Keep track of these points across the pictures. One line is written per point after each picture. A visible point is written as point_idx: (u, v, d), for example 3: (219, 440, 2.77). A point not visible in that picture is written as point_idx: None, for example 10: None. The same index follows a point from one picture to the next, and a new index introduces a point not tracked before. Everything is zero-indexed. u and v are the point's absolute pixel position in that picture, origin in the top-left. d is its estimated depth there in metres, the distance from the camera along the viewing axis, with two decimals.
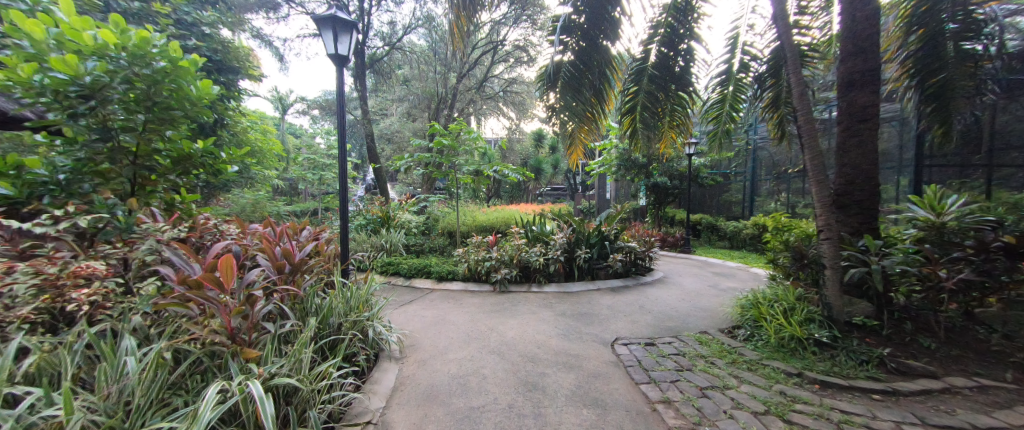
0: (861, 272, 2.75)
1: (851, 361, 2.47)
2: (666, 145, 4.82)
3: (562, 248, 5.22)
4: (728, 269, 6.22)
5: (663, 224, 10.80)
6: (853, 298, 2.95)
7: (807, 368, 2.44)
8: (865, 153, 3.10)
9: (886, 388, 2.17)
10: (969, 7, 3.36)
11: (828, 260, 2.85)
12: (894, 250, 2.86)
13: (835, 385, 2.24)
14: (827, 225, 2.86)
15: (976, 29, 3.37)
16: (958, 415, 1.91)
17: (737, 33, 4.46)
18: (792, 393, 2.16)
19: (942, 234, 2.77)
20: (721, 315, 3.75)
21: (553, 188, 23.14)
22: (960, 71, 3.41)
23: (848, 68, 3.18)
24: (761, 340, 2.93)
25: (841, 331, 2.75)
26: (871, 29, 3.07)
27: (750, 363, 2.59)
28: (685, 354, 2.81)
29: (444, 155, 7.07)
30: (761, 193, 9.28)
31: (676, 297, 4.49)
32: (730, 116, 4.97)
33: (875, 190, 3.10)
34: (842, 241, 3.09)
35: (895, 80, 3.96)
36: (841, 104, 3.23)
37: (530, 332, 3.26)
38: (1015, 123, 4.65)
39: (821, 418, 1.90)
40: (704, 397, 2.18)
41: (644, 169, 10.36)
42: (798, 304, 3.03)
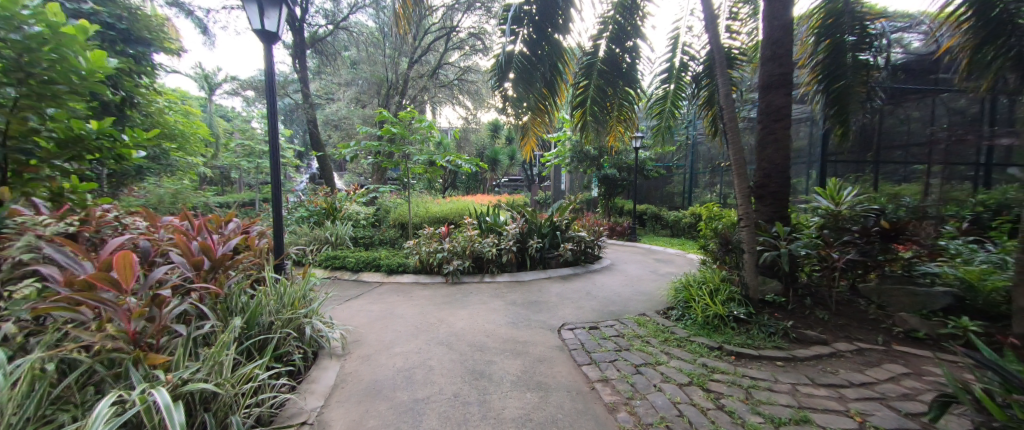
0: (772, 255, 3.10)
1: (762, 334, 2.81)
2: (614, 138, 5.03)
3: (514, 238, 5.30)
4: (668, 256, 6.70)
5: (613, 214, 11.33)
6: (767, 277, 3.32)
7: (726, 342, 2.73)
8: (779, 149, 3.47)
9: (787, 355, 2.49)
10: (865, 23, 3.83)
11: (746, 245, 3.17)
12: (799, 235, 3.25)
13: (747, 355, 2.53)
14: (746, 214, 3.18)
15: (869, 42, 3.88)
16: (840, 374, 2.25)
17: (677, 34, 4.75)
18: (712, 365, 2.40)
19: (836, 221, 3.20)
20: (658, 298, 4.05)
21: (510, 179, 23.32)
22: (856, 78, 3.94)
23: (767, 72, 3.52)
24: (690, 319, 3.20)
25: (756, 308, 3.09)
26: (785, 36, 3.40)
27: (680, 340, 2.83)
28: (624, 335, 3.00)
29: (395, 144, 6.81)
30: (699, 185, 10.06)
31: (620, 283, 4.76)
32: (671, 113, 5.29)
33: (787, 182, 3.49)
34: (759, 228, 3.46)
35: (806, 84, 4.44)
36: (761, 105, 3.58)
37: (480, 322, 3.29)
38: (896, 126, 5.50)
39: (734, 385, 2.14)
40: (637, 373, 2.35)
41: (595, 161, 10.85)
42: (722, 285, 3.34)
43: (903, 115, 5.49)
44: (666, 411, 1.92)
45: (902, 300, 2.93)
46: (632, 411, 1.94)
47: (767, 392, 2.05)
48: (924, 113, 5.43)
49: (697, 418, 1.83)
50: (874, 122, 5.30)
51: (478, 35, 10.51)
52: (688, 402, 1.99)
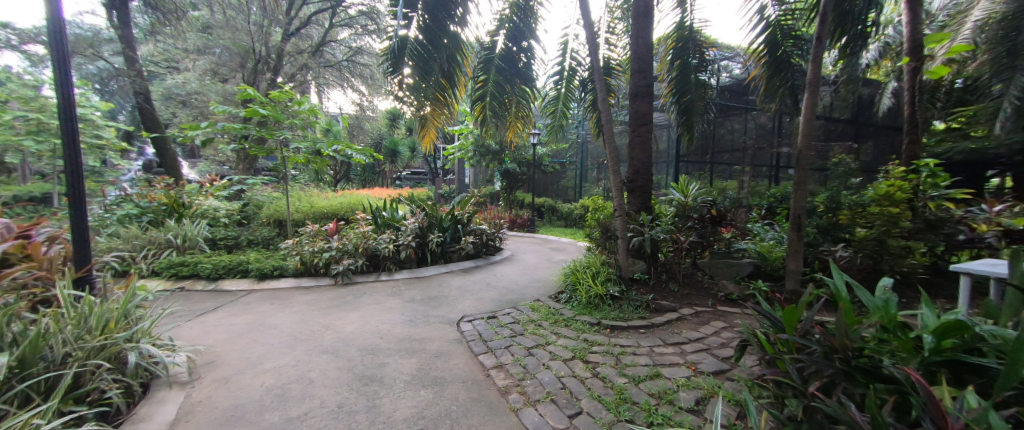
0: (639, 240, 3.64)
1: (630, 307, 3.29)
2: (513, 134, 5.21)
3: (413, 234, 5.09)
4: (561, 244, 7.29)
5: (514, 207, 11.81)
6: (635, 259, 3.89)
7: (603, 317, 3.11)
8: (644, 150, 4.06)
9: (648, 323, 2.98)
10: (703, 51, 4.75)
11: (620, 232, 3.66)
12: (659, 223, 3.90)
13: (619, 327, 2.94)
14: (619, 205, 3.65)
15: (707, 66, 4.83)
16: (682, 333, 2.78)
17: (566, 40, 5.15)
18: (592, 338, 2.72)
19: (685, 210, 3.92)
20: (551, 284, 4.39)
21: (412, 172, 22.31)
22: (698, 95, 4.87)
23: (635, 83, 4.08)
24: (576, 301, 3.56)
25: (627, 286, 3.60)
26: (647, 54, 3.99)
27: (567, 320, 3.12)
28: (519, 321, 3.17)
29: (265, 127, 5.77)
30: (589, 180, 11.17)
31: (518, 272, 5.00)
32: (562, 113, 5.73)
33: (650, 179, 4.12)
34: (630, 217, 4.03)
35: (664, 96, 5.27)
36: (631, 111, 4.14)
37: (373, 324, 3.07)
38: (725, 135, 6.99)
39: (608, 354, 2.46)
40: (529, 355, 2.50)
41: (497, 155, 11.13)
42: (601, 268, 3.79)
43: (729, 126, 7.00)
44: (551, 386, 2.08)
45: (724, 271, 3.77)
46: (523, 391, 2.06)
47: (632, 356, 2.41)
48: (741, 126, 7.02)
49: (577, 388, 2.04)
50: (711, 131, 6.63)
51: (369, 14, 9.65)
52: (569, 374, 2.20)
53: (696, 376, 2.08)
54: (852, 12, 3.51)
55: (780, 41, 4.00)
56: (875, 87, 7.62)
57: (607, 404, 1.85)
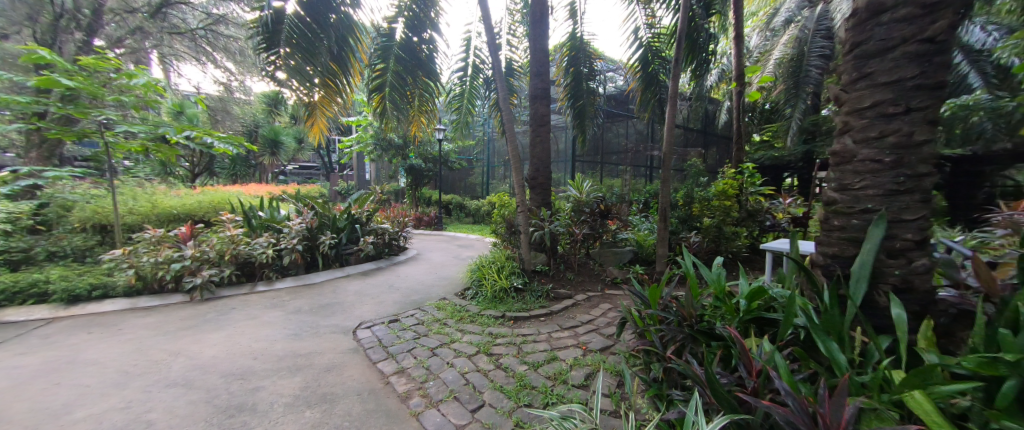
0: (540, 234, 3.88)
1: (532, 297, 3.48)
2: (417, 129, 5.01)
3: (299, 236, 4.49)
4: (469, 241, 7.32)
5: (420, 204, 11.41)
6: (537, 252, 4.14)
7: (507, 310, 3.23)
8: (544, 149, 4.31)
9: (548, 311, 3.19)
10: (593, 62, 5.26)
11: (522, 227, 3.82)
12: (557, 218, 4.20)
13: (522, 317, 3.08)
14: (521, 201, 3.80)
15: (595, 76, 5.37)
16: (576, 317, 3.05)
17: (469, 36, 5.14)
18: (496, 331, 2.79)
19: (579, 205, 4.31)
20: (458, 281, 4.36)
21: (300, 166, 19.73)
22: (588, 101, 5.39)
23: (534, 85, 4.30)
24: (481, 296, 3.61)
25: (529, 277, 3.79)
26: (544, 59, 4.23)
27: (472, 316, 3.14)
28: (423, 322, 3.06)
29: (75, 104, 4.37)
30: (496, 178, 11.42)
31: (423, 271, 4.84)
32: (468, 109, 5.72)
33: (549, 176, 4.39)
34: (533, 212, 4.25)
35: (561, 100, 5.69)
36: (531, 112, 4.36)
37: (243, 343, 2.61)
38: (612, 138, 7.90)
39: (511, 345, 2.55)
40: (432, 355, 2.44)
41: (400, 150, 10.56)
42: (506, 262, 3.92)
43: (615, 131, 7.94)
44: (454, 383, 2.07)
45: (610, 259, 4.27)
46: (424, 394, 1.99)
47: (532, 344, 2.55)
48: (624, 131, 8.02)
49: (479, 381, 2.07)
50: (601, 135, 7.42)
51: None
52: (473, 369, 2.21)
53: (586, 354, 2.31)
54: (700, 42, 4.31)
55: (650, 60, 4.69)
56: (716, 105, 9.52)
57: (508, 392, 1.92)
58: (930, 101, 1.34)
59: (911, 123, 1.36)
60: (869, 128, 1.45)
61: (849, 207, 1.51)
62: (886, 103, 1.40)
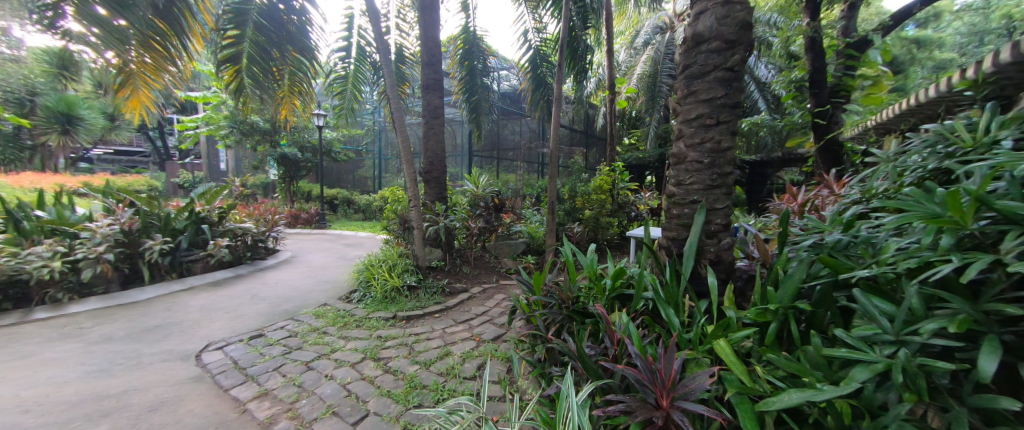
0: (434, 229, 3.78)
1: (426, 294, 3.38)
2: (287, 112, 4.32)
3: (110, 242, 3.45)
4: (357, 239, 6.70)
5: (297, 199, 9.95)
6: (432, 248, 4.03)
7: (399, 310, 3.06)
8: (437, 142, 4.20)
9: (442, 307, 3.14)
10: (486, 58, 5.32)
11: (416, 223, 3.64)
12: (453, 212, 4.15)
13: (414, 316, 2.96)
14: (414, 196, 3.63)
15: (489, 72, 5.45)
16: (471, 310, 3.08)
17: (352, 13, 4.63)
18: (386, 334, 2.61)
19: (475, 199, 4.37)
20: (342, 284, 3.95)
21: (114, 152, 15.07)
22: (483, 96, 5.46)
23: (425, 75, 4.13)
24: (370, 297, 3.35)
25: (423, 274, 3.66)
26: (434, 49, 4.09)
27: (358, 321, 2.88)
28: (296, 333, 2.67)
29: None
30: (389, 171, 10.56)
31: (299, 276, 4.23)
32: (353, 95, 5.18)
33: (444, 170, 4.29)
34: (427, 207, 4.12)
35: (455, 93, 5.63)
36: (423, 103, 4.19)
37: (4, 394, 1.86)
38: (506, 135, 8.17)
39: (401, 346, 2.43)
40: (307, 370, 2.15)
41: (267, 136, 8.98)
42: (397, 260, 3.71)
43: (509, 128, 8.23)
44: (333, 397, 1.86)
45: (504, 250, 4.43)
46: (295, 416, 1.74)
47: (424, 342, 2.47)
48: (517, 128, 8.38)
49: (364, 390, 1.91)
50: (496, 131, 7.59)
51: None
52: (357, 378, 2.03)
53: (480, 345, 2.35)
54: (580, 52, 4.76)
55: (539, 63, 4.98)
56: (594, 110, 10.73)
57: (396, 396, 1.82)
58: (731, 117, 1.76)
59: (720, 133, 1.76)
60: (695, 136, 1.82)
61: (683, 200, 1.87)
62: (705, 116, 1.78)
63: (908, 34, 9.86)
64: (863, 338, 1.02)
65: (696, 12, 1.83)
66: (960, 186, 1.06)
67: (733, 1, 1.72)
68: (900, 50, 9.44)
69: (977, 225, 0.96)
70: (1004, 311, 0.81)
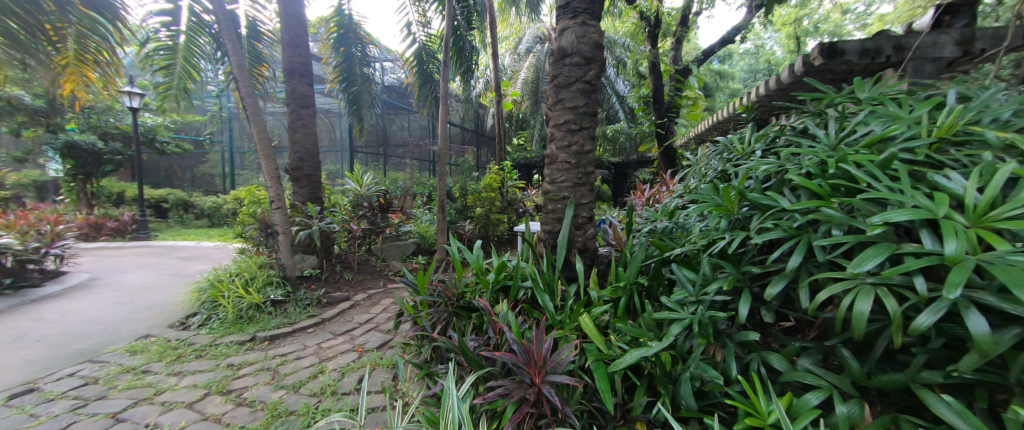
0: (304, 234, 3.31)
1: (296, 308, 2.94)
2: (74, 90, 3.25)
3: None
4: (200, 250, 5.42)
5: (99, 204, 7.48)
6: (304, 255, 3.55)
7: (259, 330, 2.60)
8: (307, 134, 3.70)
9: (318, 320, 2.79)
10: (365, 46, 4.88)
11: (280, 227, 3.13)
12: (328, 214, 3.72)
13: (280, 335, 2.55)
14: (277, 196, 3.12)
15: (369, 61, 5.03)
16: (353, 319, 2.82)
17: None
18: (240, 361, 2.19)
19: (357, 199, 4.03)
20: (176, 307, 3.15)
21: None
22: (364, 86, 5.03)
23: (287, 57, 3.58)
24: (217, 320, 2.76)
25: (293, 286, 3.18)
26: (299, 29, 3.59)
27: (199, 350, 2.34)
28: (97, 380, 2.02)
29: None
30: (245, 167, 8.83)
31: (104, 304, 3.21)
32: (186, 72, 4.16)
33: (318, 167, 3.81)
34: (295, 209, 3.60)
35: (331, 81, 5.06)
36: (286, 89, 3.63)
37: None
38: (394, 131, 7.67)
39: (261, 371, 2.07)
40: (114, 424, 1.64)
41: (42, 117, 6.52)
42: (257, 272, 3.15)
43: (397, 123, 7.76)
44: None
45: (392, 252, 4.15)
46: None
47: (293, 362, 2.16)
48: (405, 124, 7.99)
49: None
50: (381, 125, 7.06)
51: None
52: (196, 420, 1.65)
53: (362, 356, 2.17)
54: (465, 52, 4.81)
55: (425, 58, 4.84)
56: (483, 110, 11.01)
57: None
58: (590, 124, 2.03)
59: (583, 137, 2.03)
60: (563, 139, 2.04)
61: (557, 196, 2.08)
62: (571, 122, 2.01)
63: (714, 67, 12.98)
64: (678, 301, 1.32)
65: (560, 29, 2.05)
66: (731, 184, 1.46)
67: (588, 24, 1.98)
68: (710, 78, 12.37)
69: (740, 211, 1.33)
70: (752, 270, 1.15)
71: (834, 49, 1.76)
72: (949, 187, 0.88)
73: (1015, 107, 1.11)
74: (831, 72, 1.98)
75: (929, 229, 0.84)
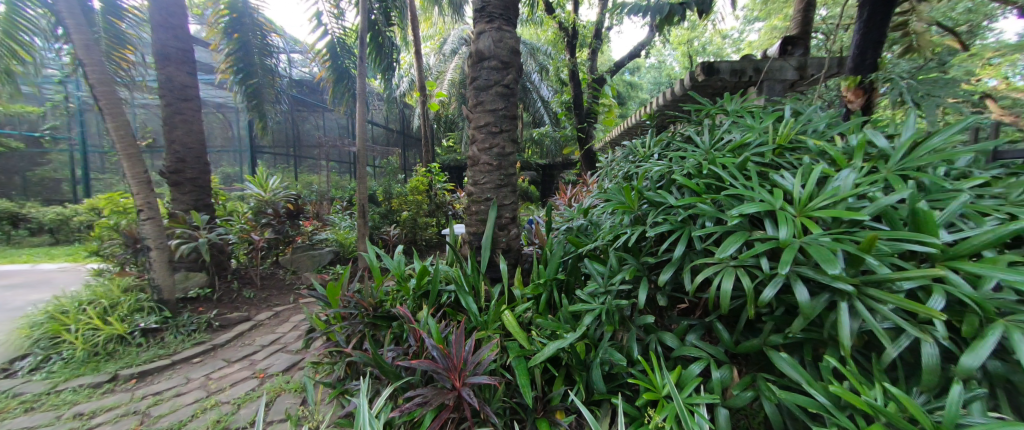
0: (187, 248, 2.81)
1: (177, 337, 2.48)
2: None
3: None
4: (37, 275, 4.28)
5: None
6: (189, 272, 3.03)
7: (123, 367, 2.14)
8: (190, 132, 3.17)
9: (207, 347, 2.39)
10: (265, 34, 4.34)
11: (152, 241, 2.62)
12: (220, 224, 3.22)
13: (155, 370, 2.14)
14: (148, 204, 2.60)
15: (272, 52, 4.48)
16: (255, 342, 2.48)
17: None
18: (94, 408, 1.78)
19: (261, 206, 3.57)
20: None
21: None
22: (265, 79, 4.47)
23: (159, 40, 3.02)
24: (60, 361, 2.20)
25: (174, 310, 2.69)
26: (176, 8, 3.06)
27: (31, 402, 1.84)
28: None
29: None
30: (106, 169, 7.20)
31: None
32: None
33: (206, 170, 3.28)
34: (175, 219, 3.05)
35: (223, 71, 4.40)
36: (159, 77, 3.06)
37: None
38: (308, 130, 6.96)
39: (124, 417, 1.70)
40: None
41: None
42: (122, 298, 2.60)
43: (310, 123, 7.05)
44: None
45: (304, 263, 3.74)
46: None
47: (171, 401, 1.82)
48: (319, 122, 7.30)
49: None
50: (290, 123, 6.35)
51: None
52: None
53: (263, 383, 1.92)
54: (385, 48, 4.57)
55: (339, 52, 4.48)
56: (409, 110, 10.62)
57: None
58: (510, 126, 2.08)
59: (504, 140, 2.06)
60: (485, 141, 2.06)
61: (481, 198, 2.09)
62: (491, 125, 2.04)
63: (626, 78, 14.32)
64: (590, 293, 1.41)
65: (477, 32, 2.06)
66: (633, 184, 1.62)
67: (504, 29, 2.03)
68: (623, 87, 13.64)
69: (640, 208, 1.48)
70: (648, 260, 1.29)
71: (711, 68, 2.06)
72: (785, 184, 1.09)
73: (828, 121, 1.42)
74: (711, 87, 2.32)
75: (770, 218, 1.04)
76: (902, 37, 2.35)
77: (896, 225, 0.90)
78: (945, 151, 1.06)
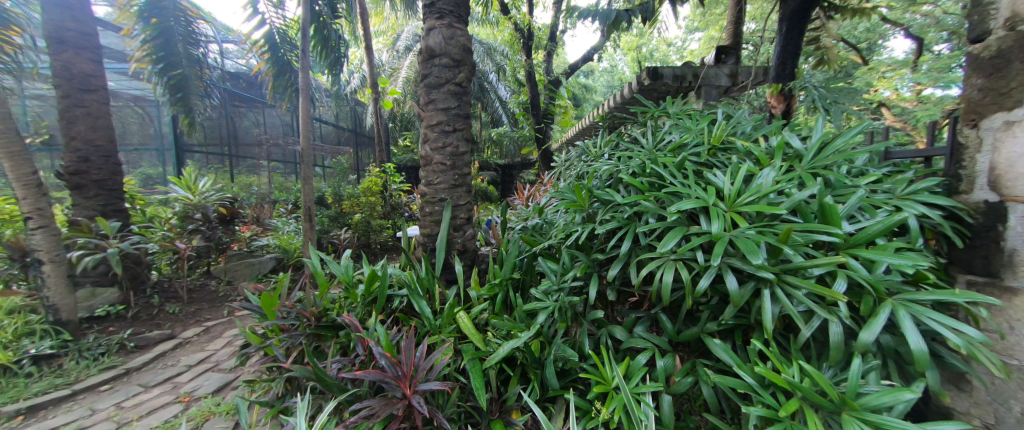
0: (93, 260, 2.45)
1: (80, 363, 2.15)
2: None
3: None
4: None
5: None
6: (96, 287, 2.65)
7: (6, 402, 1.82)
8: (95, 127, 2.77)
9: (119, 372, 2.10)
10: (190, 20, 3.90)
11: (44, 253, 2.26)
12: (135, 232, 2.86)
13: (49, 403, 1.84)
14: (38, 211, 2.22)
15: (198, 40, 4.04)
16: (179, 363, 2.22)
17: None
18: None
19: (188, 211, 3.21)
20: None
21: None
22: (191, 70, 4.02)
23: (51, 22, 2.60)
24: None
25: (76, 332, 2.33)
26: None
27: None
28: None
29: None
30: None
31: None
32: None
33: (117, 171, 2.89)
34: (77, 227, 2.65)
35: (138, 60, 3.90)
36: (52, 63, 2.64)
37: None
38: (246, 128, 6.39)
39: None
40: None
41: None
42: (7, 321, 2.21)
43: (249, 120, 6.49)
44: None
45: (241, 272, 3.41)
46: None
47: None
48: (259, 119, 6.73)
49: None
50: (224, 120, 5.79)
51: None
52: None
53: (188, 408, 1.72)
54: (331, 42, 4.31)
55: (279, 44, 4.15)
56: (361, 108, 10.15)
57: None
58: (464, 126, 2.05)
59: (457, 139, 2.03)
60: (437, 140, 2.01)
61: (434, 199, 2.03)
62: (443, 124, 2.00)
63: (581, 81, 14.80)
64: (544, 291, 1.42)
65: (427, 28, 2.01)
66: (583, 183, 1.66)
67: (455, 26, 1.99)
68: (579, 90, 14.09)
69: (591, 206, 1.52)
70: (598, 256, 1.32)
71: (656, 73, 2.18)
72: (717, 182, 1.17)
73: (754, 124, 1.54)
74: (657, 91, 2.45)
75: (704, 214, 1.11)
76: (816, 50, 2.62)
77: (809, 218, 1.00)
78: (847, 152, 1.19)
